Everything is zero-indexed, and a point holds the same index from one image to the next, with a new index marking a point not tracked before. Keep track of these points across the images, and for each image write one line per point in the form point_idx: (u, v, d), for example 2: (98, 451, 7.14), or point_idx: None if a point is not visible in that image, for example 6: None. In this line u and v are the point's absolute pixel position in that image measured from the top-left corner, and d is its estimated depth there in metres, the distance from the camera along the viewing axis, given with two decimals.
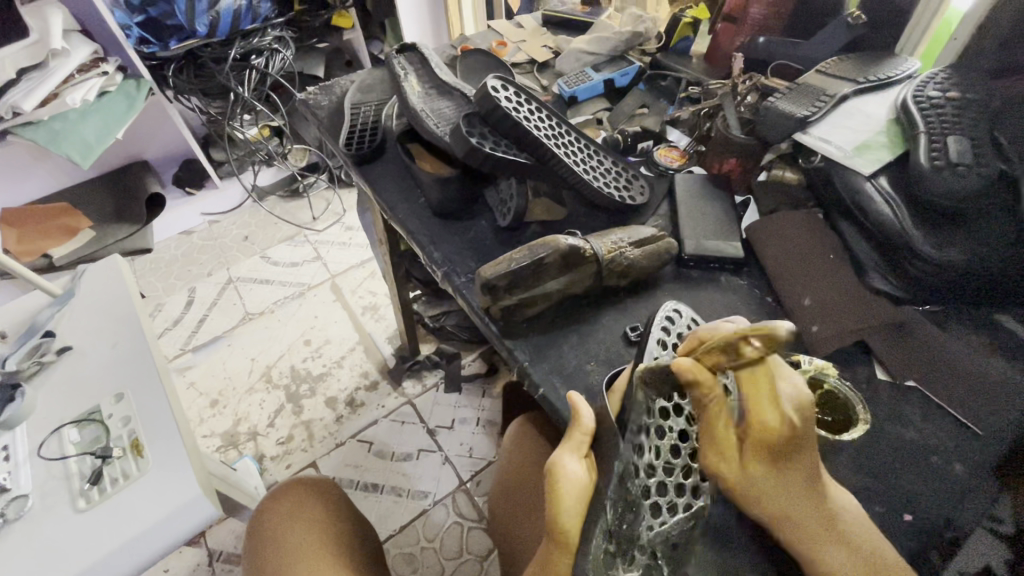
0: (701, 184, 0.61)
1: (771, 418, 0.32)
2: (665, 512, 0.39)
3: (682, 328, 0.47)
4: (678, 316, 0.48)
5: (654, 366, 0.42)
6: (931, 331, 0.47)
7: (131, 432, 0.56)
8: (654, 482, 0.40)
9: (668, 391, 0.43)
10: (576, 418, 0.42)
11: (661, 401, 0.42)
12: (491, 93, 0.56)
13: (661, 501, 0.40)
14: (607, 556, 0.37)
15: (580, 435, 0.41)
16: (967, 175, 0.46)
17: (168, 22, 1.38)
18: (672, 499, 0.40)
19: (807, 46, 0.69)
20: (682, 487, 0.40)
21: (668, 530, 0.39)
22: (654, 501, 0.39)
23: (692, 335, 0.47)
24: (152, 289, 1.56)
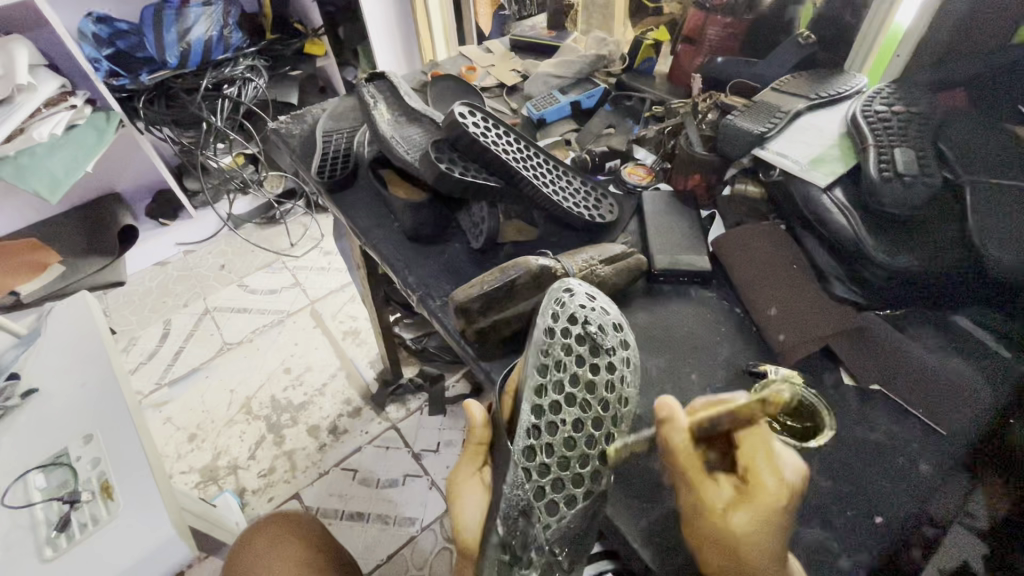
0: (668, 201, 0.63)
1: (769, 481, 0.34)
2: (558, 507, 0.40)
3: (576, 306, 0.46)
4: (572, 295, 0.47)
5: (540, 360, 0.43)
6: (892, 339, 0.48)
7: (101, 474, 0.54)
8: (549, 481, 0.41)
9: (559, 382, 0.43)
10: (471, 428, 0.44)
11: (551, 394, 0.42)
12: (458, 119, 0.57)
13: (557, 497, 0.40)
14: (503, 565, 0.38)
15: (474, 445, 0.44)
16: (913, 185, 0.48)
17: (139, 54, 1.41)
18: (569, 492, 0.40)
19: (762, 65, 0.72)
20: (579, 478, 0.41)
21: (562, 524, 0.40)
22: (551, 499, 0.40)
23: (589, 311, 0.46)
24: (126, 323, 1.53)
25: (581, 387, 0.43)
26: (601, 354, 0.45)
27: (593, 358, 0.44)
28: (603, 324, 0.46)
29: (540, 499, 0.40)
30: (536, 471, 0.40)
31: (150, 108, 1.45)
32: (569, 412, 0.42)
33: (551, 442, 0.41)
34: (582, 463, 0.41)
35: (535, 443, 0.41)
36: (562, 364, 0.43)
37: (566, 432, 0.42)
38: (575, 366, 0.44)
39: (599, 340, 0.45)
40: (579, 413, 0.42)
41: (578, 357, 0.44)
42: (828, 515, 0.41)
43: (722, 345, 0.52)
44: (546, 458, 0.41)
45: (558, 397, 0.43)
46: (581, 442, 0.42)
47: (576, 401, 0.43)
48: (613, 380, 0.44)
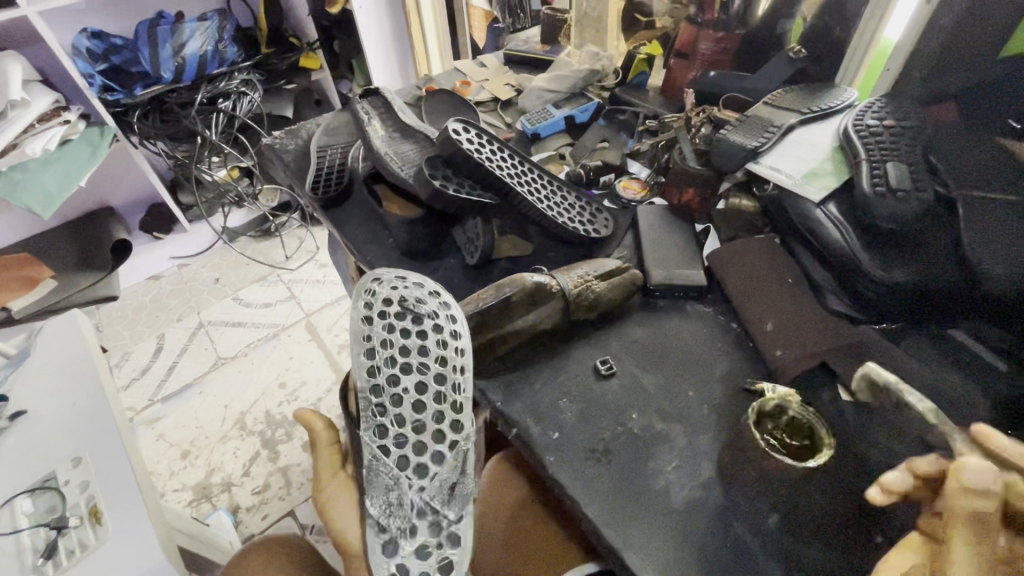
0: (663, 215, 0.63)
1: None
2: (429, 470, 0.42)
3: (390, 288, 0.48)
4: (382, 280, 0.49)
5: (365, 346, 0.44)
6: (889, 352, 0.49)
7: (89, 498, 0.53)
8: (410, 445, 0.43)
9: (393, 359, 0.45)
10: (316, 434, 0.47)
11: (384, 372, 0.44)
12: (453, 135, 0.57)
13: (423, 458, 0.43)
14: (387, 541, 0.40)
15: (324, 448, 0.46)
16: (906, 200, 0.49)
17: (133, 69, 1.41)
18: (434, 450, 0.43)
19: (754, 79, 0.72)
20: (438, 441, 0.43)
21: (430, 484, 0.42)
22: (419, 463, 0.42)
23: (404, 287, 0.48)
24: (119, 338, 1.52)
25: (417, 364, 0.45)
26: (425, 320, 0.47)
27: (417, 326, 0.46)
28: (404, 293, 0.48)
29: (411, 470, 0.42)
30: (393, 442, 0.43)
31: (144, 122, 1.45)
32: (409, 380, 0.44)
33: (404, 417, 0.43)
34: (439, 419, 0.44)
35: (375, 420, 0.43)
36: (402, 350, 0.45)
37: (409, 399, 0.44)
38: (401, 338, 0.46)
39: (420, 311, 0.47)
40: (417, 378, 0.45)
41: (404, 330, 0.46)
42: (828, 535, 0.40)
43: (721, 360, 0.51)
44: (392, 424, 0.43)
45: (392, 372, 0.44)
46: (428, 403, 0.44)
47: (420, 377, 0.45)
48: (444, 339, 0.46)
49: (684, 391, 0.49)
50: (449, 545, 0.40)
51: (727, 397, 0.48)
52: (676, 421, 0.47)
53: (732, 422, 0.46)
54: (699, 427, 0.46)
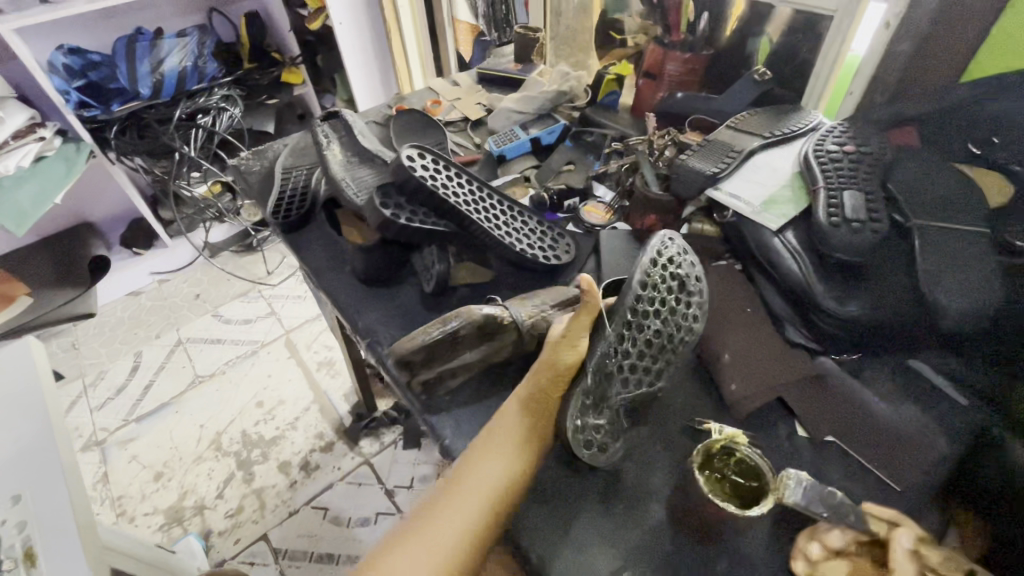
0: (624, 241, 0.62)
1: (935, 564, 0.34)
2: (640, 381, 0.45)
3: (675, 251, 0.49)
4: (671, 241, 0.50)
5: (647, 274, 0.46)
6: (847, 385, 0.47)
7: (25, 539, 0.51)
8: (630, 363, 0.44)
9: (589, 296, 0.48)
10: (585, 293, 0.43)
11: (645, 303, 0.45)
12: (405, 162, 0.56)
13: (633, 377, 0.45)
14: (583, 406, 0.43)
15: (585, 316, 0.44)
16: (861, 231, 0.48)
17: (111, 85, 1.40)
18: (640, 377, 0.45)
19: (721, 100, 0.72)
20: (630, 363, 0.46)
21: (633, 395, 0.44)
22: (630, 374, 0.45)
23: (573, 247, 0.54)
24: (96, 355, 1.50)
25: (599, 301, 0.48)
26: (686, 292, 0.48)
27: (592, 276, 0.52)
28: (690, 252, 0.50)
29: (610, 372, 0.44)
30: (624, 351, 0.44)
31: (122, 138, 1.43)
32: (658, 321, 0.46)
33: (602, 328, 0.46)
34: (655, 361, 0.45)
35: (628, 330, 0.45)
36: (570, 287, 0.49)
37: (652, 330, 0.46)
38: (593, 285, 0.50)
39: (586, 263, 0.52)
40: (663, 325, 0.46)
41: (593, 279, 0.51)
42: None
43: (676, 394, 0.49)
44: (630, 345, 0.45)
45: (649, 308, 0.46)
46: (661, 343, 0.46)
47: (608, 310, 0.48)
48: (693, 309, 0.48)
49: (636, 427, 0.47)
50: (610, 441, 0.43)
51: (681, 432, 0.47)
52: (627, 460, 0.45)
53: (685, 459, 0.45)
54: (650, 466, 0.45)
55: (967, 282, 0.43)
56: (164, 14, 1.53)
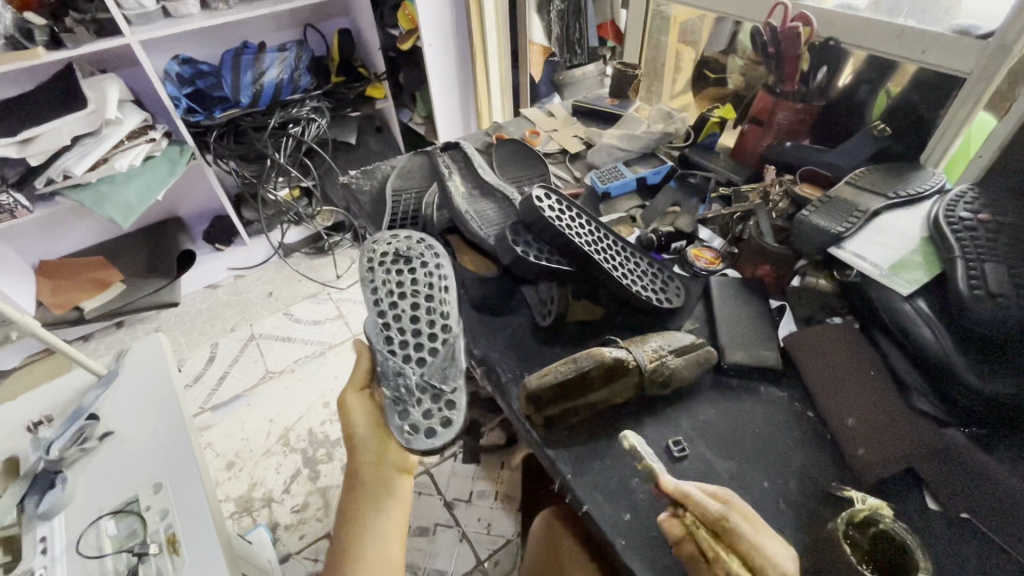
0: (737, 289, 0.63)
1: None
2: (426, 359, 0.55)
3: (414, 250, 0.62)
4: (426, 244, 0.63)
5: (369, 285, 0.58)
6: (982, 462, 0.46)
7: (168, 526, 0.56)
8: (388, 380, 0.53)
9: (388, 290, 0.57)
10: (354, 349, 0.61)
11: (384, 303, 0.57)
12: (535, 203, 0.59)
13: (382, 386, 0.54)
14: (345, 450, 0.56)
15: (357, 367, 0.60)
16: (1005, 307, 0.48)
17: (216, 93, 1.50)
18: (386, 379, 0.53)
19: (835, 153, 0.72)
20: (437, 340, 0.56)
21: (427, 372, 0.54)
22: (428, 360, 0.54)
23: (413, 247, 0.62)
24: (177, 344, 1.59)
25: (410, 289, 0.58)
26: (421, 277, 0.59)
27: (406, 270, 0.60)
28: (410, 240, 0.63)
29: (391, 355, 0.54)
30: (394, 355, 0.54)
31: (220, 143, 1.53)
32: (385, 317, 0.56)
33: (392, 322, 0.56)
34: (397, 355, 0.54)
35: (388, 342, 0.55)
36: (384, 282, 0.58)
37: (403, 321, 0.56)
38: (395, 279, 0.59)
39: (409, 257, 0.61)
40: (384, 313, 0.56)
41: (400, 273, 0.59)
42: None
43: (796, 452, 0.50)
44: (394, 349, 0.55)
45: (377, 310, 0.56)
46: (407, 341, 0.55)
47: (410, 294, 0.58)
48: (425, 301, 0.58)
49: (758, 481, 0.48)
50: (447, 410, 0.52)
51: (804, 493, 0.47)
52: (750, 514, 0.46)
53: (813, 523, 0.45)
54: (777, 524, 0.45)
55: None
56: (266, 29, 1.63)
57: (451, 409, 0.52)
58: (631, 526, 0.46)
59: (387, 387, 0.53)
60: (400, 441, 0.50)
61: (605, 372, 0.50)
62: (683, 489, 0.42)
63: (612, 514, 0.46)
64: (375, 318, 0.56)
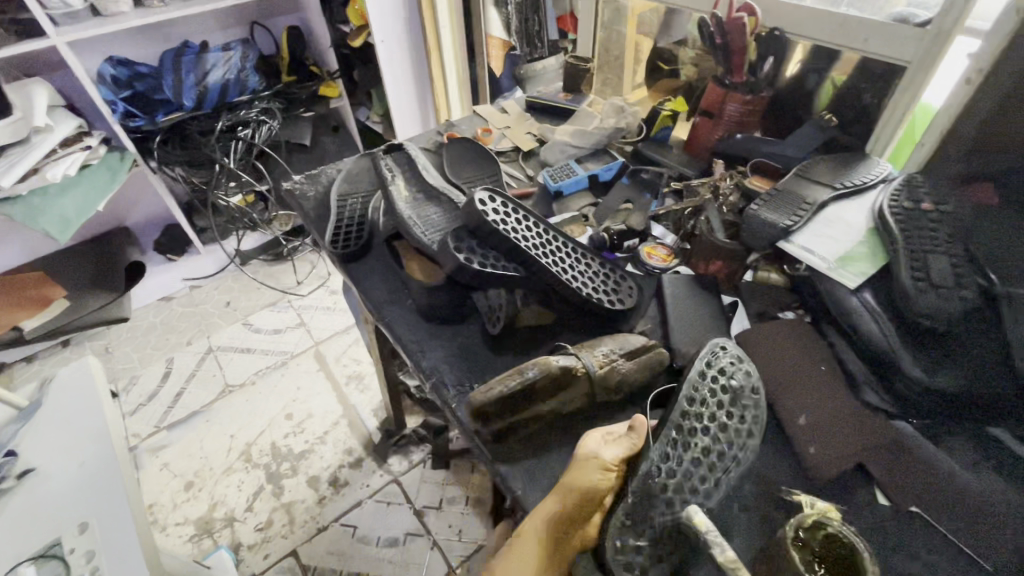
0: (690, 287, 0.61)
1: None
2: (687, 500, 0.43)
3: (725, 362, 0.50)
4: (724, 350, 0.51)
5: (687, 394, 0.48)
6: (929, 454, 0.46)
7: (94, 569, 0.52)
8: (627, 518, 0.42)
9: (700, 414, 0.47)
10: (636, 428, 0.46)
11: (688, 420, 0.46)
12: (477, 205, 0.56)
13: (614, 521, 0.42)
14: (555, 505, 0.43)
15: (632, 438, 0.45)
16: (948, 298, 0.48)
17: (157, 96, 1.42)
18: (618, 521, 0.42)
19: (784, 144, 0.71)
20: (706, 477, 0.44)
21: (677, 519, 0.42)
22: (684, 499, 0.43)
23: (737, 370, 0.50)
24: (128, 360, 1.51)
25: (718, 423, 0.47)
26: (738, 404, 0.48)
27: (733, 407, 0.48)
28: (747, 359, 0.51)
29: (693, 488, 0.44)
30: (668, 484, 0.43)
31: (164, 149, 1.45)
32: (687, 443, 0.46)
33: (690, 445, 0.45)
34: (664, 490, 0.43)
35: (671, 449, 0.45)
36: (706, 402, 0.47)
37: (694, 450, 0.45)
38: (716, 408, 0.47)
39: (739, 393, 0.48)
40: (708, 438, 0.46)
41: (718, 397, 0.48)
42: None
43: (749, 454, 0.49)
44: (662, 478, 0.44)
45: (672, 435, 0.46)
46: (686, 471, 0.44)
47: (710, 427, 0.46)
48: (728, 429, 0.47)
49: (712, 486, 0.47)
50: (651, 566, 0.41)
51: (758, 496, 0.46)
52: None
53: (765, 528, 0.44)
54: (730, 530, 0.44)
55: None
56: (208, 27, 1.55)
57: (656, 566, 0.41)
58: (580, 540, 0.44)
59: (622, 516, 0.42)
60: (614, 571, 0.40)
61: (552, 383, 0.48)
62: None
63: None
64: (668, 435, 0.45)
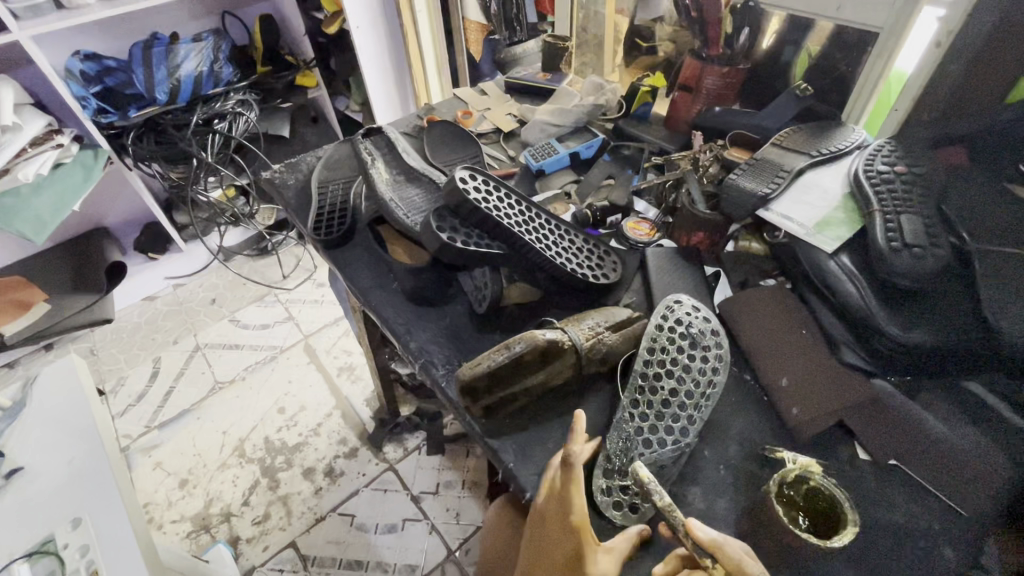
0: (673, 258, 0.62)
1: None
2: (665, 438, 0.47)
3: (682, 313, 0.54)
4: (680, 304, 0.55)
5: (647, 345, 0.51)
6: (909, 409, 0.48)
7: (89, 564, 0.52)
8: (614, 462, 0.45)
9: (663, 360, 0.50)
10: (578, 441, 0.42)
11: (652, 369, 0.50)
12: (459, 183, 0.56)
13: (603, 465, 0.46)
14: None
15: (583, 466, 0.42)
16: (923, 257, 0.49)
17: (128, 91, 1.38)
18: (608, 465, 0.45)
19: (761, 115, 0.72)
20: (680, 415, 0.48)
21: (657, 455, 0.46)
22: (660, 439, 0.47)
23: (694, 318, 0.53)
24: (114, 362, 1.49)
25: (681, 367, 0.50)
26: (698, 349, 0.52)
27: (694, 351, 0.51)
28: (709, 311, 0.54)
29: (665, 426, 0.47)
30: (644, 428, 0.47)
31: (139, 145, 1.41)
32: (654, 389, 0.49)
33: (655, 391, 0.49)
34: (645, 432, 0.47)
35: (640, 396, 0.49)
36: (668, 351, 0.51)
37: (663, 395, 0.49)
38: (678, 353, 0.51)
39: (698, 338, 0.52)
40: (676, 383, 0.49)
41: (677, 346, 0.51)
42: None
43: (735, 416, 0.50)
44: (637, 423, 0.47)
45: (640, 383, 0.49)
46: (658, 415, 0.48)
47: (674, 372, 0.50)
48: (694, 374, 0.50)
49: (700, 450, 0.48)
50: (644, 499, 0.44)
51: (743, 457, 0.47)
52: (692, 483, 0.46)
53: (751, 486, 0.46)
54: (717, 490, 0.46)
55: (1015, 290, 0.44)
56: (178, 19, 1.52)
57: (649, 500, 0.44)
58: None
59: (608, 461, 0.46)
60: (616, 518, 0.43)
61: (539, 351, 0.48)
62: (716, 540, 0.36)
63: None
64: (635, 385, 0.49)
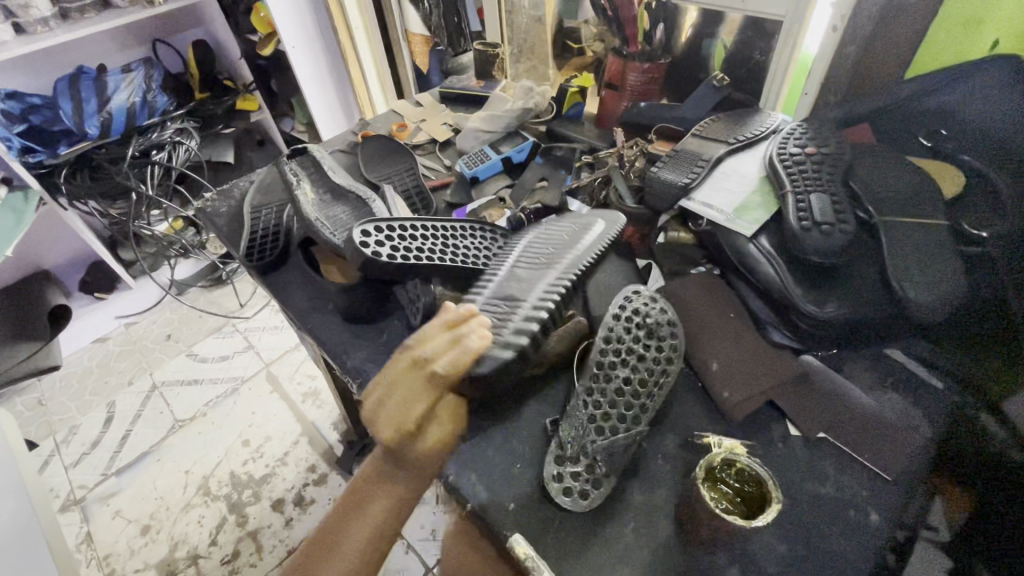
0: (605, 255, 0.63)
1: None
2: (617, 426, 0.46)
3: (640, 303, 0.53)
4: (638, 295, 0.54)
5: (604, 335, 0.51)
6: (831, 381, 0.49)
7: None
8: (569, 452, 0.45)
9: (618, 350, 0.50)
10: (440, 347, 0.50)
11: (608, 358, 0.49)
12: (368, 236, 0.55)
13: (560, 455, 0.46)
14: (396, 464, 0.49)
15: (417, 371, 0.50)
16: (831, 233, 0.51)
17: (56, 127, 1.31)
18: (562, 455, 0.45)
19: (683, 108, 0.74)
20: (633, 405, 0.47)
21: (611, 442, 0.45)
22: (613, 427, 0.46)
23: (651, 309, 0.52)
24: (63, 410, 1.42)
25: (636, 357, 0.50)
26: (654, 339, 0.51)
27: (649, 341, 0.51)
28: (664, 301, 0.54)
29: (616, 416, 0.46)
30: (598, 418, 0.46)
31: (72, 182, 1.35)
32: (610, 384, 0.48)
33: (608, 383, 0.48)
34: (599, 422, 0.46)
35: (596, 383, 0.48)
36: (622, 343, 0.50)
37: (618, 384, 0.48)
38: (633, 344, 0.50)
39: (655, 328, 0.51)
40: (631, 373, 0.49)
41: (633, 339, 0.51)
42: None
43: (672, 404, 0.51)
44: (591, 413, 0.47)
45: (597, 373, 0.49)
46: (610, 406, 0.47)
47: (629, 361, 0.49)
48: (650, 366, 0.49)
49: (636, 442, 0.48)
50: (591, 488, 0.44)
51: (681, 445, 0.48)
52: (632, 477, 0.46)
53: (688, 473, 0.46)
54: (656, 480, 0.46)
55: (923, 275, 0.43)
56: (105, 50, 1.47)
57: (598, 487, 0.44)
58: (514, 513, 0.44)
59: (559, 451, 0.46)
60: (563, 504, 0.43)
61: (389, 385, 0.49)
62: None
63: (497, 505, 0.45)
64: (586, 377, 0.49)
